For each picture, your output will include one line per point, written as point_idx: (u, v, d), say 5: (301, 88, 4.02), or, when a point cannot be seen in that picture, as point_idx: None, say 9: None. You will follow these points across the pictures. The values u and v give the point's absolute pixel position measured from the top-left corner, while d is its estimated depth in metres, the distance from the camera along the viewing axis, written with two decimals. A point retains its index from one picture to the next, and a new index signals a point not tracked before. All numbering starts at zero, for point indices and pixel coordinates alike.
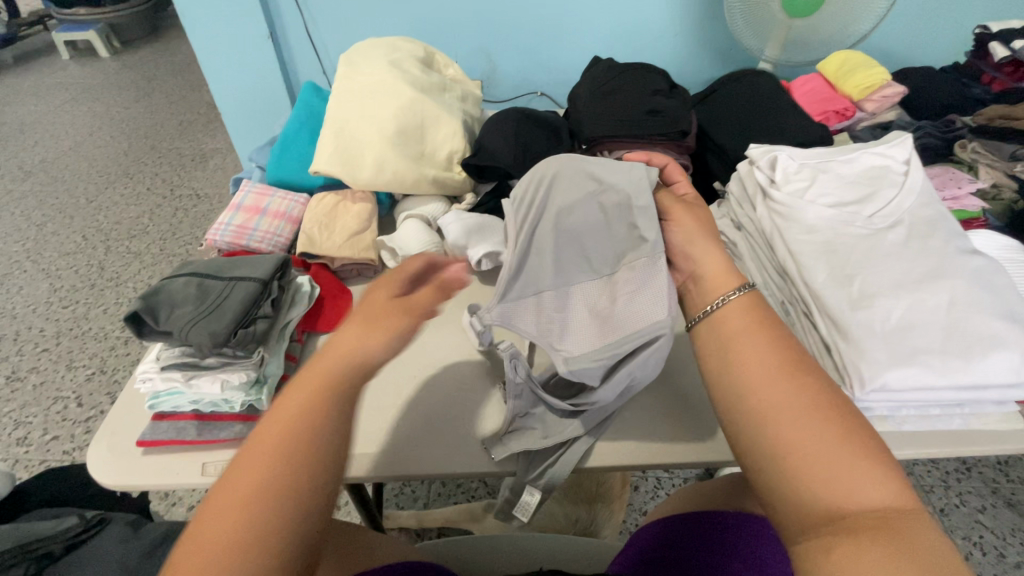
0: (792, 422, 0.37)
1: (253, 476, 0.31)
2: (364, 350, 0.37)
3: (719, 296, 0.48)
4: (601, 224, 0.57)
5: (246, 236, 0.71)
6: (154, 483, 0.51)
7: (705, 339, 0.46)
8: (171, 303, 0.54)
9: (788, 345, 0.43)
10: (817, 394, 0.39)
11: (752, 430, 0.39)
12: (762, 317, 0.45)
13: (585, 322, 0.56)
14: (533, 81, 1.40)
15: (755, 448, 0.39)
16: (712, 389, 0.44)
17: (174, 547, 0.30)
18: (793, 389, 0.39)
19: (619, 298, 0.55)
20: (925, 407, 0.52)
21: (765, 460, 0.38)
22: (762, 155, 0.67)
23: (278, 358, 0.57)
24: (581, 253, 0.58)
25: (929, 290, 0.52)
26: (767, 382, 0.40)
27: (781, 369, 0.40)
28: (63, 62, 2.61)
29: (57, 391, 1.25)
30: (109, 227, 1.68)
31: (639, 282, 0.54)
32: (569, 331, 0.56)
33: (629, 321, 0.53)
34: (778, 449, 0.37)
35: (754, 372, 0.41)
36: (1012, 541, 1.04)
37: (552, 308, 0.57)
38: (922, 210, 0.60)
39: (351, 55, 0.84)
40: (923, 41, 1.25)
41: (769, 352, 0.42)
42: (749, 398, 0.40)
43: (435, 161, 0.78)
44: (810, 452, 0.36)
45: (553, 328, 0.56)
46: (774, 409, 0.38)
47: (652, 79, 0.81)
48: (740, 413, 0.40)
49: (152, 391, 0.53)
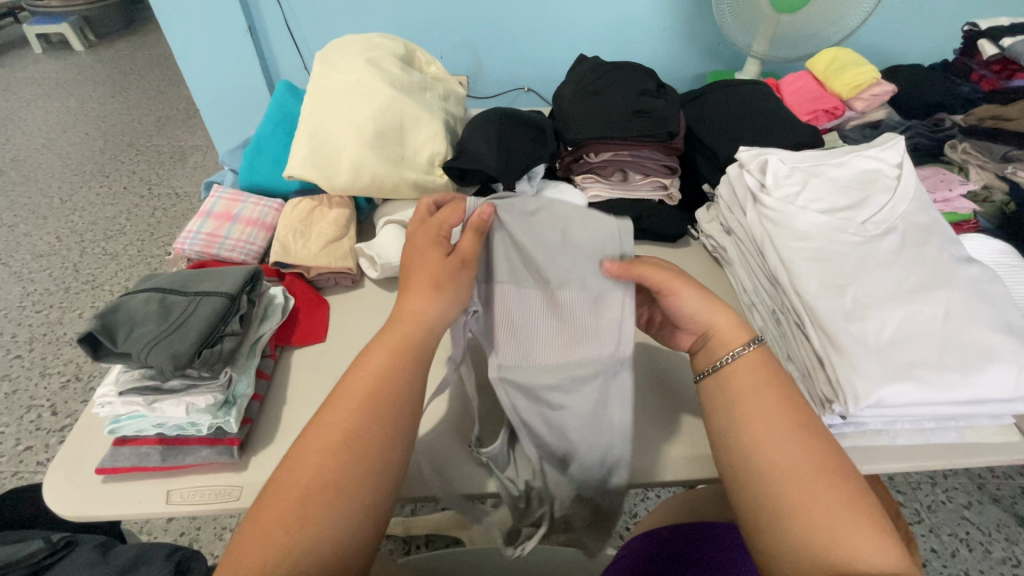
0: (800, 486, 0.41)
1: (306, 479, 0.38)
2: (392, 373, 0.43)
3: (725, 352, 0.49)
4: (578, 244, 0.50)
5: (216, 245, 0.68)
6: (116, 513, 0.48)
7: (715, 390, 0.48)
8: (130, 322, 0.50)
9: (795, 402, 0.45)
10: (823, 454, 0.42)
11: (757, 489, 0.42)
12: (773, 372, 0.47)
13: (534, 335, 0.51)
14: (520, 76, 1.37)
15: (759, 507, 0.42)
16: (718, 441, 0.46)
17: (240, 546, 0.36)
18: (801, 451, 0.42)
19: (573, 319, 0.51)
20: (920, 422, 0.50)
21: (768, 518, 0.41)
22: (752, 158, 0.65)
23: (248, 377, 0.54)
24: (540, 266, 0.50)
25: (924, 301, 0.51)
26: (778, 443, 0.43)
27: (794, 431, 0.43)
28: (36, 55, 2.52)
29: (30, 400, 1.21)
30: (84, 227, 1.62)
31: (591, 317, 0.50)
32: (510, 334, 0.51)
33: (578, 347, 0.51)
34: (781, 511, 0.40)
35: (765, 430, 0.43)
36: (997, 536, 1.04)
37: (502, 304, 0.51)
38: (916, 215, 0.58)
39: (328, 53, 0.81)
40: (911, 37, 1.24)
41: (781, 409, 0.44)
42: (758, 457, 0.43)
43: (415, 164, 0.75)
44: (816, 515, 0.39)
45: (498, 327, 0.51)
46: (782, 471, 0.41)
47: (640, 78, 0.78)
48: (745, 470, 0.43)
49: (111, 415, 0.50)
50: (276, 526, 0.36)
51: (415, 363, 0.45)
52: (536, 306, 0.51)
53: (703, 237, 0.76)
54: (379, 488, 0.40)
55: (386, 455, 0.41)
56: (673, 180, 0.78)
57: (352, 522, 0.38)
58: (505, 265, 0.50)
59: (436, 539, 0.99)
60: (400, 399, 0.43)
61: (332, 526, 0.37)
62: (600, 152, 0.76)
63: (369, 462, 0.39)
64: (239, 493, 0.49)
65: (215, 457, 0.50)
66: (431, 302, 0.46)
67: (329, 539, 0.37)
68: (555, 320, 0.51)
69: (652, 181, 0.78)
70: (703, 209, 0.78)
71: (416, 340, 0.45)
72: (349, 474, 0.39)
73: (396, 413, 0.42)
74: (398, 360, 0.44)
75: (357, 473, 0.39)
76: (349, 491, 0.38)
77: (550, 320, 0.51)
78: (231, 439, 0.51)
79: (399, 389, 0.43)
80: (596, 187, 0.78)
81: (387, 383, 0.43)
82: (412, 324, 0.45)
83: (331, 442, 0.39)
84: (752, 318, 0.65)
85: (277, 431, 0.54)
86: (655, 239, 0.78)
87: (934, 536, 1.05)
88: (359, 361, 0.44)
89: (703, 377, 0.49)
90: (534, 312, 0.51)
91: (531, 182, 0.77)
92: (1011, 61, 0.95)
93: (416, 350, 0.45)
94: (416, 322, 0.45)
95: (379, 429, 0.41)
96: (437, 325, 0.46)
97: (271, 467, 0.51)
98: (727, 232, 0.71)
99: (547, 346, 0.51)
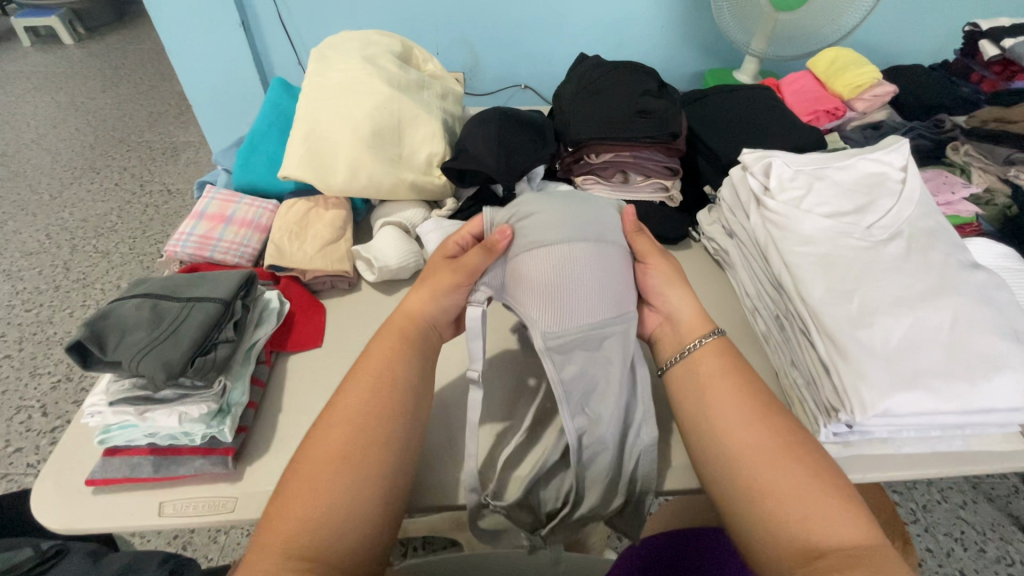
0: (765, 465, 0.43)
1: (323, 455, 0.42)
2: (390, 361, 0.49)
3: (682, 347, 0.53)
4: (586, 218, 0.54)
5: (209, 247, 0.67)
6: (108, 527, 0.47)
7: (682, 383, 0.51)
8: (121, 328, 0.49)
9: (753, 388, 0.49)
10: (783, 435, 0.45)
11: (728, 471, 0.45)
12: (731, 363, 0.51)
13: (568, 301, 0.50)
14: (517, 73, 1.35)
15: (728, 484, 0.44)
16: (688, 429, 0.49)
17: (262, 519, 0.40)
18: (761, 431, 0.45)
19: (599, 282, 0.51)
20: (926, 431, 0.49)
21: (738, 497, 0.43)
22: (756, 161, 0.64)
23: (242, 384, 0.53)
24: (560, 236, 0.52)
25: (932, 308, 0.50)
26: (741, 424, 0.46)
27: (754, 415, 0.47)
28: (25, 49, 2.47)
29: (20, 400, 1.19)
30: (75, 224, 1.60)
31: (613, 280, 0.52)
32: (547, 303, 0.50)
33: (607, 305, 0.51)
34: (748, 486, 0.43)
35: (729, 416, 0.47)
36: (991, 535, 1.04)
37: (525, 280, 0.51)
38: (922, 220, 0.57)
39: (324, 50, 0.79)
40: (910, 37, 1.23)
41: (742, 397, 0.48)
42: (722, 439, 0.46)
43: (414, 165, 0.74)
44: (780, 491, 0.42)
45: (530, 299, 0.51)
46: (746, 453, 0.44)
47: (641, 78, 0.77)
48: (715, 453, 0.46)
49: (102, 425, 0.48)
50: (297, 494, 0.40)
51: (412, 354, 0.50)
52: (565, 265, 0.50)
53: (704, 239, 0.75)
54: (388, 462, 0.43)
55: (396, 430, 0.45)
56: (675, 181, 0.77)
57: (368, 493, 0.41)
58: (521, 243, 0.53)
59: (433, 542, 0.98)
60: (403, 385, 0.47)
61: (342, 494, 0.40)
62: (601, 154, 0.75)
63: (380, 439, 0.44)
64: (234, 505, 0.48)
65: (209, 468, 0.49)
66: (428, 307, 0.53)
67: (343, 507, 0.40)
68: (588, 278, 0.51)
69: (653, 182, 0.77)
70: (704, 211, 0.77)
71: (411, 332, 0.51)
72: (358, 448, 0.43)
73: (400, 398, 0.47)
74: (398, 353, 0.49)
75: (367, 448, 0.43)
76: (359, 464, 0.42)
77: (579, 286, 0.50)
78: (226, 449, 0.49)
79: (403, 376, 0.48)
80: (597, 188, 0.76)
81: (388, 365, 0.48)
82: (405, 320, 0.52)
83: (351, 417, 0.44)
84: (755, 323, 0.64)
85: (272, 440, 0.53)
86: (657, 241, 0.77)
87: (929, 535, 1.05)
88: (366, 352, 0.50)
89: (667, 368, 0.53)
90: (568, 270, 0.50)
91: (531, 183, 0.76)
92: (1012, 63, 0.95)
93: (414, 340, 0.51)
94: (409, 320, 0.52)
95: (387, 409, 0.45)
96: (432, 323, 0.53)
97: (266, 478, 0.50)
98: (729, 235, 0.70)
99: (582, 310, 0.50)
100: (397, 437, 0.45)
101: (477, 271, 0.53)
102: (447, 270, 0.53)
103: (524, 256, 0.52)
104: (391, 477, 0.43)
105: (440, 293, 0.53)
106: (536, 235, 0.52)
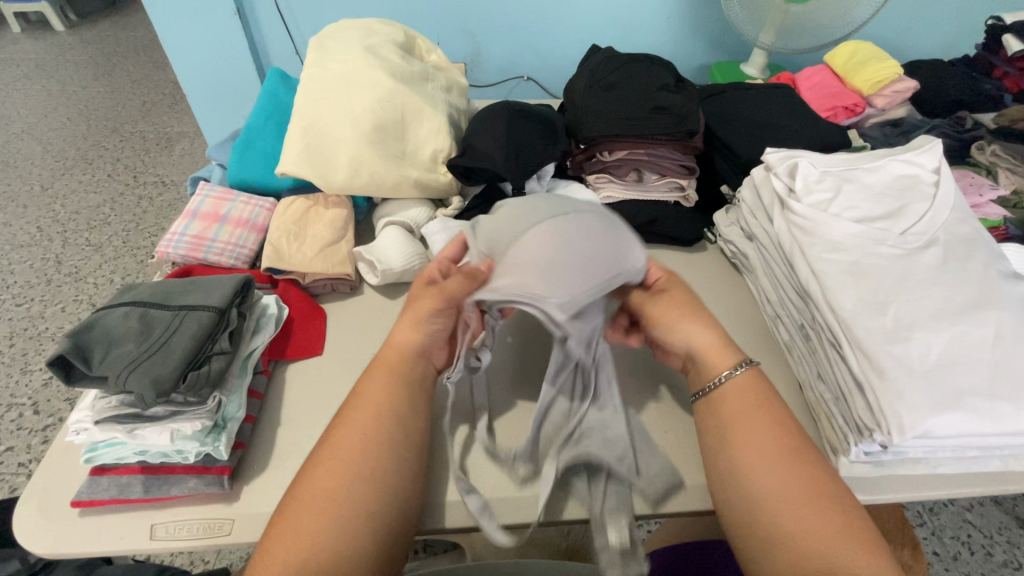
0: (796, 514, 0.41)
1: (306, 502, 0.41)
2: (380, 401, 0.47)
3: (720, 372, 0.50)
4: (557, 201, 0.53)
5: (202, 248, 0.63)
6: (97, 552, 0.44)
7: (716, 413, 0.48)
8: (107, 341, 0.46)
9: (784, 424, 0.47)
10: (818, 482, 0.43)
11: (753, 514, 0.42)
12: (763, 397, 0.48)
13: (567, 265, 0.47)
14: (521, 64, 1.31)
15: (754, 522, 0.42)
16: (714, 463, 0.46)
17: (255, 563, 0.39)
18: (791, 472, 0.43)
19: (590, 242, 0.49)
20: (963, 451, 0.47)
21: (758, 543, 0.42)
22: (780, 161, 0.61)
23: (239, 398, 0.50)
24: (540, 218, 0.50)
25: (972, 323, 0.47)
26: (772, 462, 0.44)
27: (790, 459, 0.44)
28: (14, 35, 2.41)
29: (10, 398, 1.15)
30: (67, 217, 1.55)
31: (606, 236, 0.50)
32: (548, 277, 0.47)
33: (606, 260, 0.49)
34: (780, 527, 0.41)
35: (759, 454, 0.44)
36: (999, 539, 1.02)
37: (518, 268, 0.48)
38: (958, 226, 0.55)
39: (323, 39, 0.75)
40: (928, 30, 1.20)
41: (774, 431, 0.46)
42: (753, 475, 0.44)
43: (418, 162, 0.71)
44: (812, 534, 0.40)
45: (529, 276, 0.47)
46: (778, 499, 0.42)
47: (657, 72, 0.74)
48: (743, 489, 0.44)
49: (88, 442, 0.45)
50: (274, 547, 0.39)
51: (399, 388, 0.48)
52: (554, 244, 0.48)
53: (720, 242, 0.72)
54: (376, 504, 0.42)
55: (382, 471, 0.43)
56: (692, 180, 0.74)
57: (352, 536, 0.40)
58: (498, 233, 0.51)
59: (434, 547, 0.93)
60: (394, 422, 0.46)
61: (322, 537, 0.39)
62: (615, 151, 0.71)
63: (357, 476, 0.42)
64: (230, 527, 0.45)
65: (203, 488, 0.46)
66: (414, 337, 0.50)
67: (325, 556, 0.38)
68: (580, 246, 0.48)
69: (669, 182, 0.73)
70: (721, 211, 0.74)
71: (404, 369, 0.49)
72: (344, 489, 0.41)
73: (388, 438, 0.45)
74: (385, 393, 0.47)
75: (350, 489, 0.41)
76: (345, 505, 0.41)
77: (575, 248, 0.48)
78: (221, 468, 0.46)
79: (391, 414, 0.46)
80: (610, 187, 0.73)
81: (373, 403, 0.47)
82: (390, 352, 0.50)
83: (341, 452, 0.44)
84: (776, 332, 0.61)
85: (270, 458, 0.50)
86: (671, 242, 0.73)
87: (937, 539, 1.03)
88: (363, 393, 0.48)
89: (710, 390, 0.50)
90: (557, 241, 0.48)
91: (541, 181, 0.73)
92: None
93: (403, 377, 0.49)
94: (393, 353, 0.50)
95: (377, 449, 0.44)
96: (422, 353, 0.50)
97: (264, 498, 0.47)
98: (748, 237, 0.67)
99: (583, 276, 0.48)
100: (386, 477, 0.43)
101: (455, 299, 0.49)
102: (431, 294, 0.50)
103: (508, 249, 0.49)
104: (379, 523, 0.41)
105: (420, 319, 0.50)
106: (516, 224, 0.51)
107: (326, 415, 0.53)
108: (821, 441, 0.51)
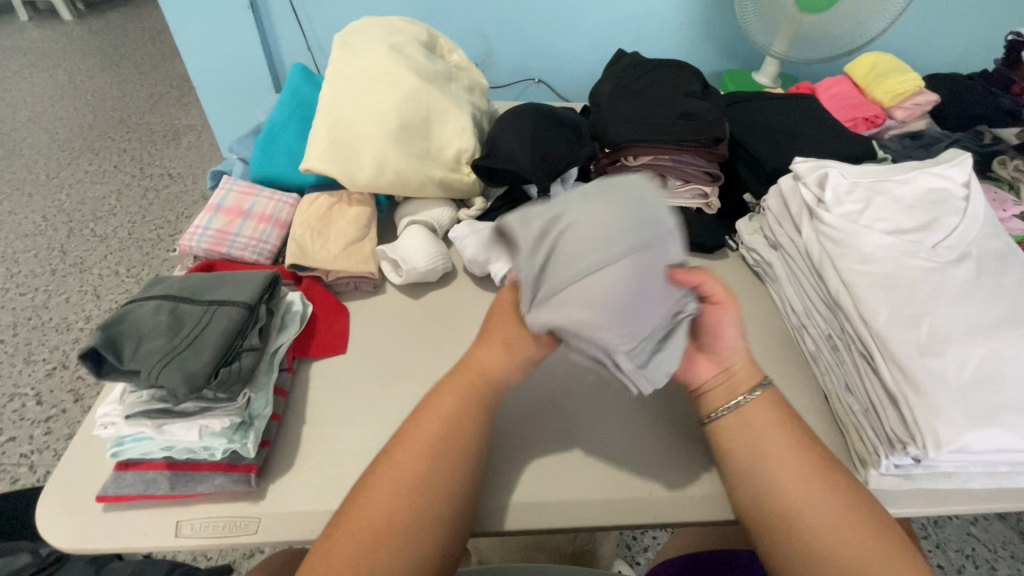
0: (815, 524, 0.42)
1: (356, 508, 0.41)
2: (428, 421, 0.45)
3: (731, 397, 0.48)
4: (620, 212, 0.42)
5: (226, 243, 0.63)
6: (122, 548, 0.44)
7: (732, 437, 0.47)
8: (138, 334, 0.46)
9: (792, 439, 0.46)
10: (828, 490, 0.43)
11: (774, 523, 0.43)
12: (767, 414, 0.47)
13: (641, 303, 0.42)
14: (533, 66, 1.30)
15: (776, 532, 0.43)
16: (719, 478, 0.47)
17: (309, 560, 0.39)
18: (807, 485, 0.43)
19: (658, 279, 0.42)
20: (995, 466, 0.47)
21: (775, 550, 0.43)
22: (810, 171, 0.61)
23: (265, 395, 0.49)
24: (605, 245, 0.40)
25: (1008, 338, 0.47)
26: (788, 477, 0.44)
27: (796, 466, 0.44)
28: (21, 23, 2.39)
29: (13, 387, 1.14)
30: (72, 207, 1.55)
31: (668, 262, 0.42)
32: (625, 320, 0.41)
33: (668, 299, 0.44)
34: (800, 536, 0.42)
35: (774, 470, 0.44)
36: (1002, 553, 1.02)
37: (599, 317, 0.41)
38: (988, 241, 0.55)
39: (348, 36, 0.75)
40: (943, 44, 1.20)
41: (785, 447, 0.45)
42: (772, 492, 0.43)
43: (441, 161, 0.70)
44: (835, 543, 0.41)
45: (600, 326, 0.41)
46: (799, 511, 0.42)
47: (683, 79, 0.74)
48: (763, 501, 0.44)
49: (116, 436, 0.45)
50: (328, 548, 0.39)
51: (479, 409, 0.46)
52: (636, 280, 0.41)
53: (742, 249, 0.71)
54: (444, 523, 0.42)
55: (450, 490, 0.43)
56: (716, 187, 0.73)
57: (399, 536, 0.40)
58: (551, 259, 0.41)
59: None
60: (467, 443, 0.45)
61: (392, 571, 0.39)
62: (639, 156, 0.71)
63: (396, 482, 0.42)
64: (256, 526, 0.45)
65: (230, 486, 0.45)
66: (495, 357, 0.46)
67: None
68: (650, 286, 0.42)
69: (692, 188, 0.72)
70: (743, 218, 0.73)
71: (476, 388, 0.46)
72: (407, 506, 0.41)
73: (453, 455, 0.44)
74: (457, 409, 0.46)
75: (388, 495, 0.41)
76: (388, 509, 0.41)
77: (646, 291, 0.42)
78: (248, 465, 0.46)
79: (434, 421, 0.45)
80: None
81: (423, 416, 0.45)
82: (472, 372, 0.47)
83: (401, 476, 0.42)
84: (802, 341, 0.61)
85: (297, 456, 0.49)
86: (694, 249, 0.72)
87: (941, 552, 1.02)
88: (426, 407, 0.46)
89: (714, 418, 0.49)
90: (632, 281, 0.41)
91: (564, 184, 0.72)
92: None
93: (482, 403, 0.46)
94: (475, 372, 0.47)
95: (450, 472, 0.43)
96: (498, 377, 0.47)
97: (291, 498, 0.47)
98: (772, 245, 0.67)
99: (651, 317, 0.43)
100: (450, 496, 0.43)
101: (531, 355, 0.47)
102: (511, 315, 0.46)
103: (558, 293, 0.41)
104: (438, 537, 0.41)
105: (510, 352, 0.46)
106: (581, 252, 0.40)
107: (349, 417, 0.52)
108: (850, 454, 0.51)
